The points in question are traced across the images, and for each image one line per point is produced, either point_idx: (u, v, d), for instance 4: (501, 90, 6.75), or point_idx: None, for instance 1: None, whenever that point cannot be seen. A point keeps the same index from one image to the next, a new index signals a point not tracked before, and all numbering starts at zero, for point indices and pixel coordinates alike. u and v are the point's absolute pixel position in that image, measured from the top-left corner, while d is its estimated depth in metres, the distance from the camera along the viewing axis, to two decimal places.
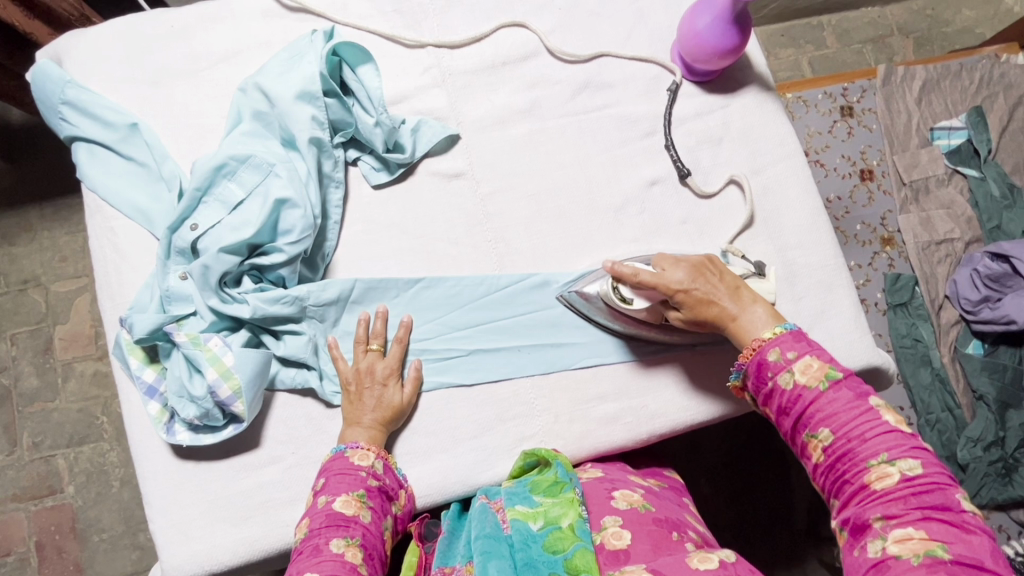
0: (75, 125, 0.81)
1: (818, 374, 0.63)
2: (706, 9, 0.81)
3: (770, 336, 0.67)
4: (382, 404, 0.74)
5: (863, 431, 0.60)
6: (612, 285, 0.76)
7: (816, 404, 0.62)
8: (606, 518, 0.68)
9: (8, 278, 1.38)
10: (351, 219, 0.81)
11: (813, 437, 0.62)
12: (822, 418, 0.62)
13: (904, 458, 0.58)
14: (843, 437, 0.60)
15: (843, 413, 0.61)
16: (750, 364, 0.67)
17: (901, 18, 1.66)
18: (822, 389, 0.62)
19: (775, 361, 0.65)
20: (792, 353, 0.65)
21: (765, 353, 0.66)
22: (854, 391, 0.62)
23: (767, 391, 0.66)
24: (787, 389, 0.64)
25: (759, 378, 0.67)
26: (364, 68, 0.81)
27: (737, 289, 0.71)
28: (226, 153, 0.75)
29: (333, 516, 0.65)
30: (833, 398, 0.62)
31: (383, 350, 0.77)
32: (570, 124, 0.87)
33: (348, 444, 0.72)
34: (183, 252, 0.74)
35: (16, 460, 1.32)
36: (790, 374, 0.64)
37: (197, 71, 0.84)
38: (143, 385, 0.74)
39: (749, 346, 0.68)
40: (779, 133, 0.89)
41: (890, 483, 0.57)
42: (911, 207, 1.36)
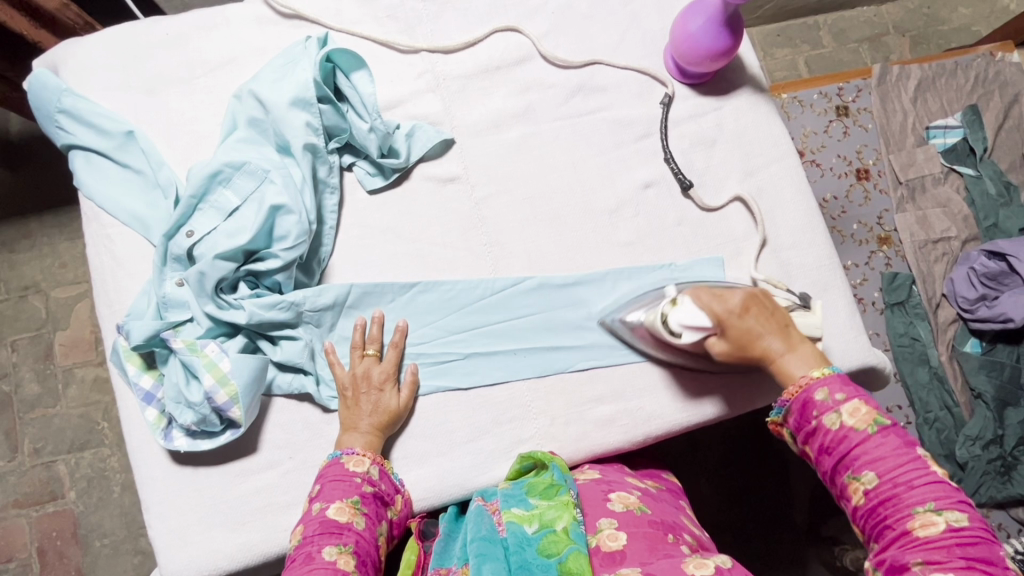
0: (72, 133, 0.81)
1: (866, 418, 0.62)
2: (698, 12, 0.81)
3: (817, 375, 0.66)
4: (378, 410, 0.74)
5: (910, 477, 0.59)
6: (663, 318, 0.74)
7: (861, 446, 0.61)
8: (602, 520, 0.69)
9: (9, 284, 1.38)
10: (347, 224, 0.82)
11: (855, 479, 0.61)
12: (867, 461, 0.60)
13: (950, 509, 0.57)
14: (889, 482, 0.59)
15: (890, 458, 0.60)
16: (794, 401, 0.66)
17: (897, 16, 1.67)
18: (870, 432, 0.61)
19: (822, 401, 0.64)
20: (841, 394, 0.64)
21: (812, 391, 0.65)
22: (901, 437, 0.61)
23: (811, 429, 0.65)
24: (833, 429, 0.63)
25: (803, 415, 0.65)
26: (359, 74, 0.82)
27: (786, 328, 0.71)
28: (221, 160, 0.75)
29: (326, 522, 0.66)
30: (880, 442, 0.61)
31: (379, 355, 0.77)
32: (564, 128, 0.88)
33: (344, 450, 0.72)
34: (179, 259, 0.75)
35: (17, 465, 1.32)
36: (837, 414, 0.63)
37: (192, 78, 0.84)
38: (141, 391, 0.74)
39: (794, 383, 0.67)
40: (773, 134, 0.90)
41: (934, 531, 0.56)
42: (908, 207, 1.36)
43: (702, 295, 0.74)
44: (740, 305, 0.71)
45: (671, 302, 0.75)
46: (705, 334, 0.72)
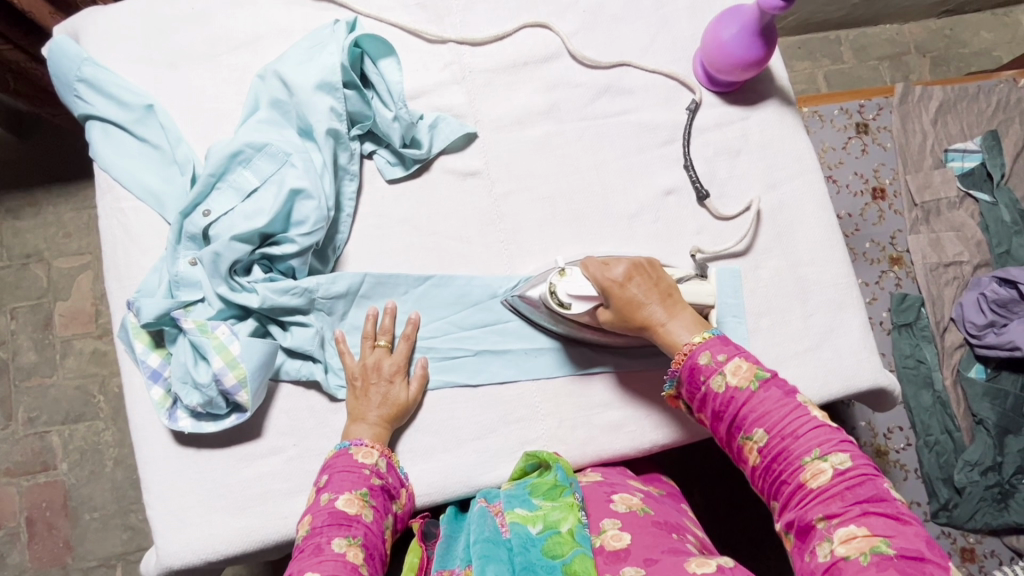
0: (90, 103, 0.80)
1: (747, 374, 0.62)
2: (732, 20, 0.80)
3: (699, 341, 0.65)
4: (387, 400, 0.74)
5: (794, 427, 0.59)
6: (551, 289, 0.74)
7: (748, 404, 0.61)
8: (606, 521, 0.68)
9: (11, 251, 1.37)
10: (364, 213, 0.81)
11: (749, 439, 0.61)
12: (755, 418, 0.60)
13: (834, 453, 0.57)
14: (777, 436, 0.59)
15: (774, 411, 0.60)
16: (682, 370, 0.65)
17: (918, 37, 1.66)
18: (752, 389, 0.61)
19: (706, 365, 0.63)
20: (723, 355, 0.63)
21: (696, 356, 0.64)
22: (782, 388, 0.61)
23: (701, 396, 0.64)
24: (721, 392, 0.62)
25: (691, 382, 0.65)
26: (386, 62, 0.81)
27: (669, 296, 0.69)
28: (243, 141, 0.74)
29: (336, 513, 0.65)
30: (763, 397, 0.61)
31: (390, 347, 0.77)
32: (588, 129, 0.87)
33: (352, 440, 0.71)
34: (194, 238, 0.74)
35: (10, 434, 1.31)
36: (721, 376, 0.63)
37: (215, 55, 0.83)
38: (148, 369, 0.73)
39: (680, 351, 0.66)
40: (798, 148, 0.89)
41: (824, 479, 0.56)
42: (922, 228, 1.35)
43: (589, 264, 0.71)
44: (622, 275, 0.69)
45: (561, 272, 0.75)
46: (592, 303, 0.73)
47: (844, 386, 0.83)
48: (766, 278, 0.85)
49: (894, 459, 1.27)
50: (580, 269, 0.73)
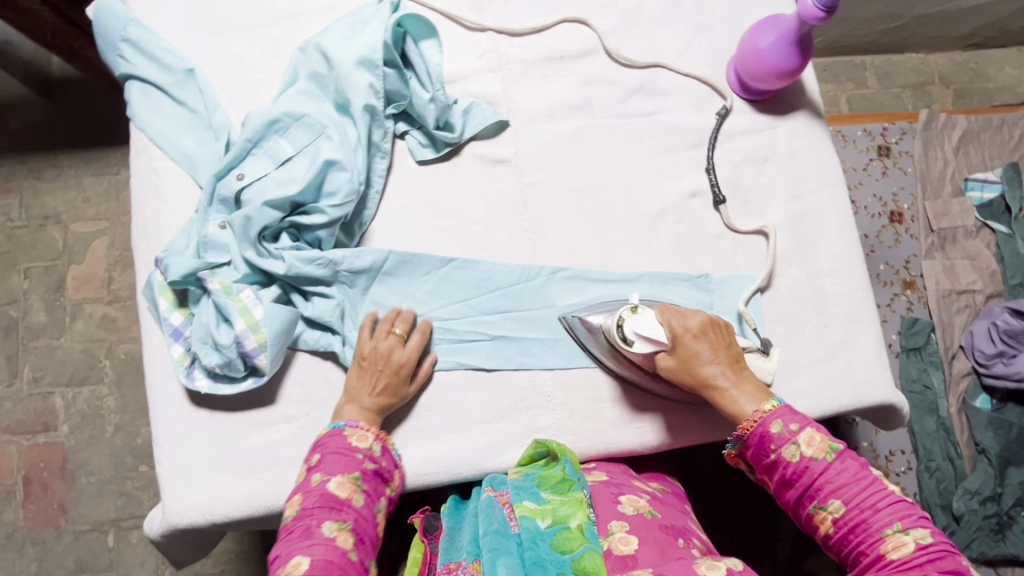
0: (132, 63, 0.81)
1: (822, 445, 0.65)
2: (770, 28, 0.82)
3: (769, 409, 0.69)
4: (388, 387, 0.74)
5: (873, 501, 0.62)
6: (620, 322, 0.77)
7: (824, 475, 0.64)
8: (613, 523, 0.68)
9: (30, 211, 1.38)
10: (392, 192, 0.82)
11: (823, 509, 0.64)
12: (831, 489, 0.63)
13: (916, 527, 0.60)
14: (855, 508, 0.62)
15: (850, 484, 0.63)
16: (750, 436, 0.69)
17: (943, 68, 1.67)
18: (828, 460, 0.64)
19: (777, 434, 0.67)
20: (794, 425, 0.67)
21: (768, 424, 0.68)
22: (856, 462, 0.65)
23: (771, 463, 0.67)
24: (793, 462, 0.65)
25: (761, 448, 0.68)
26: (427, 42, 0.82)
27: (736, 361, 0.73)
28: (282, 109, 0.75)
29: (327, 495, 0.65)
30: (840, 469, 0.64)
31: (404, 337, 0.76)
32: (618, 126, 0.88)
33: (347, 422, 0.71)
34: (226, 201, 0.75)
35: (14, 392, 1.32)
36: (795, 445, 0.66)
37: (257, 26, 0.84)
38: (169, 327, 0.74)
39: (747, 418, 0.69)
40: (824, 161, 0.90)
41: (905, 552, 0.59)
42: (937, 254, 1.36)
43: (666, 311, 0.75)
44: (696, 330, 0.74)
45: (631, 308, 0.77)
46: (655, 348, 0.74)
47: (855, 399, 0.83)
48: (784, 287, 0.85)
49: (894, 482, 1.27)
50: (653, 312, 0.76)
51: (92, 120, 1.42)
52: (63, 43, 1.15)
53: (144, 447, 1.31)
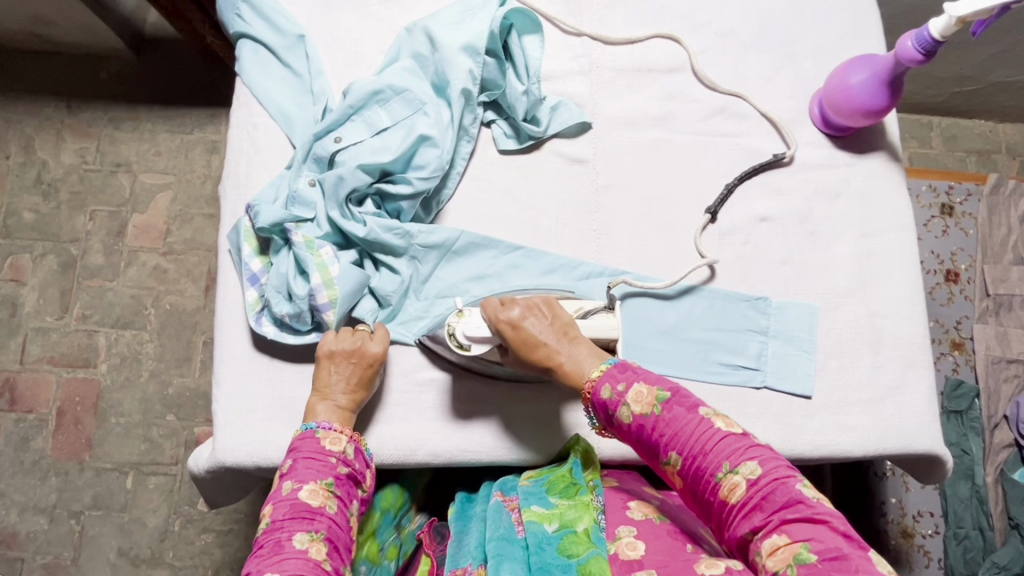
0: (247, 23, 0.86)
1: (648, 399, 0.65)
2: (863, 67, 0.83)
3: (597, 377, 0.68)
4: (359, 380, 0.74)
5: (702, 444, 0.61)
6: (450, 330, 0.75)
7: (657, 429, 0.64)
8: (622, 527, 0.68)
9: (104, 156, 1.45)
10: (472, 175, 0.85)
11: (667, 465, 0.63)
12: (666, 443, 0.63)
13: (744, 463, 0.59)
14: (688, 457, 0.62)
15: (680, 432, 0.62)
16: (594, 406, 0.68)
17: (1012, 137, 1.64)
18: (657, 413, 0.64)
19: (610, 398, 0.67)
20: (622, 384, 0.67)
21: (599, 390, 0.68)
22: (684, 406, 0.64)
23: (617, 426, 0.67)
24: (630, 422, 0.65)
25: (605, 414, 0.68)
26: (530, 38, 0.86)
27: (566, 334, 0.72)
28: (386, 82, 0.79)
29: (298, 506, 0.64)
30: (669, 419, 0.63)
31: (371, 332, 0.77)
32: (696, 144, 0.89)
33: (320, 423, 0.71)
34: (320, 160, 0.79)
35: (62, 325, 1.38)
36: (626, 405, 0.66)
37: (368, 3, 0.89)
38: (248, 272, 0.78)
39: (584, 389, 0.69)
40: (897, 204, 0.90)
41: (739, 492, 0.58)
42: (990, 319, 1.34)
43: (489, 302, 0.74)
44: (517, 316, 0.72)
45: (459, 313, 0.75)
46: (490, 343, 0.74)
47: (901, 444, 0.82)
48: (843, 322, 0.85)
49: (918, 544, 1.24)
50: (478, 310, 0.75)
51: (175, 77, 1.49)
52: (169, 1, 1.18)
53: (174, 397, 1.35)
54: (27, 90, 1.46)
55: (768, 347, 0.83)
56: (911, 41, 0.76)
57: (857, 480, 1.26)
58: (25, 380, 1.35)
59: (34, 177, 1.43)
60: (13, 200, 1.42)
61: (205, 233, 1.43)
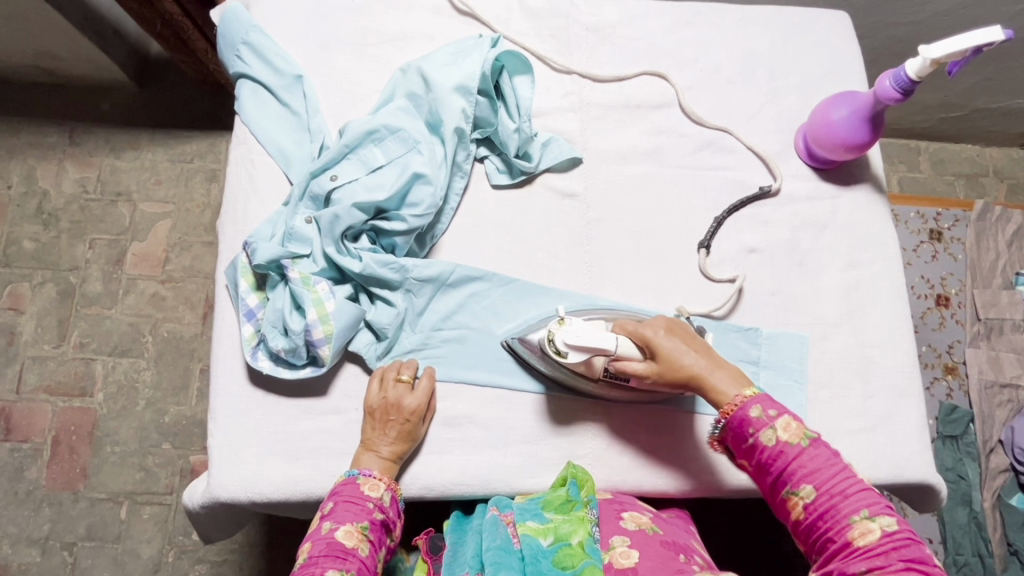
0: (247, 64, 0.89)
1: (797, 432, 0.66)
2: (844, 103, 0.86)
3: (748, 395, 0.69)
4: (401, 433, 0.75)
5: (844, 486, 0.63)
6: (550, 337, 0.74)
7: (798, 460, 0.65)
8: (615, 537, 0.70)
9: (105, 186, 1.47)
10: (465, 210, 0.86)
11: (795, 493, 0.65)
12: (803, 475, 0.64)
13: (882, 514, 0.61)
14: (825, 492, 0.63)
15: (822, 469, 0.64)
16: (731, 420, 0.69)
17: (999, 162, 1.67)
18: (803, 446, 0.65)
19: (756, 418, 0.67)
20: (773, 411, 0.68)
21: (747, 408, 0.68)
22: (830, 450, 0.66)
23: (750, 448, 0.68)
24: (769, 445, 0.66)
25: (740, 432, 0.68)
26: (521, 77, 0.88)
27: (707, 352, 0.74)
28: (381, 122, 0.82)
29: (334, 545, 0.67)
30: (814, 454, 0.65)
31: (411, 383, 0.78)
32: (684, 177, 0.91)
33: (362, 470, 0.73)
34: (317, 198, 0.81)
35: (59, 353, 1.38)
36: (772, 430, 0.67)
37: (363, 45, 0.91)
38: (244, 308, 0.79)
39: (728, 402, 0.70)
40: (882, 234, 0.92)
41: (872, 538, 0.60)
42: (981, 343, 1.35)
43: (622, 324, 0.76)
44: (662, 331, 0.74)
45: (561, 323, 0.75)
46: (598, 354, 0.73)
47: (894, 474, 0.82)
48: (833, 351, 0.86)
49: None
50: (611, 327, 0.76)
51: (175, 108, 1.51)
52: (170, 30, 1.22)
53: (170, 425, 1.35)
54: (31, 122, 1.49)
55: (759, 377, 0.85)
56: (889, 80, 0.78)
57: None
58: (21, 410, 1.35)
59: (35, 207, 1.45)
60: (13, 229, 1.44)
61: (203, 261, 1.44)
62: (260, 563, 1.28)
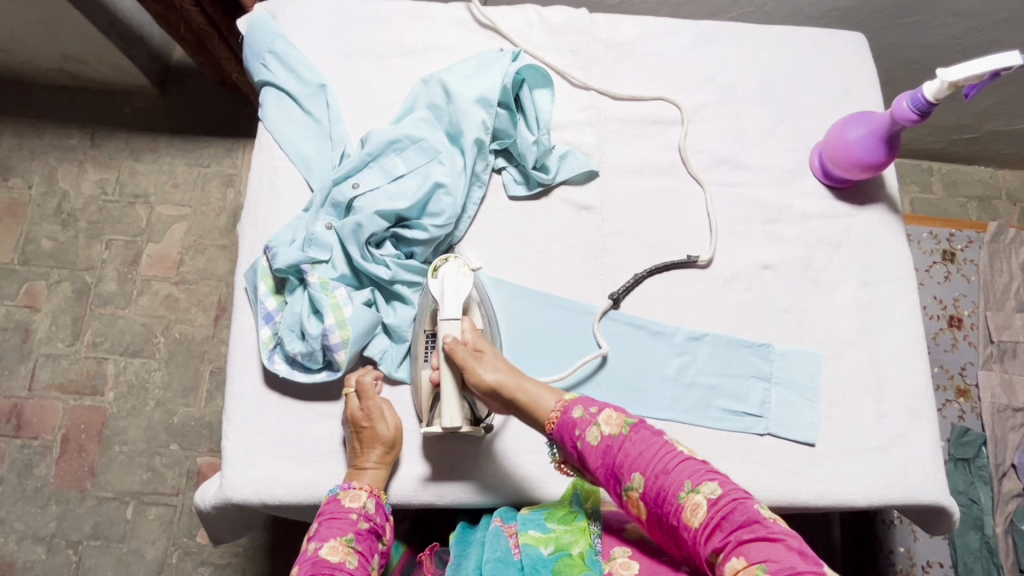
0: (271, 72, 0.90)
1: (617, 422, 0.65)
2: (860, 123, 0.87)
3: (568, 401, 0.69)
4: (363, 439, 0.75)
5: (666, 464, 0.61)
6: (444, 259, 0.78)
7: (622, 450, 0.63)
8: (616, 548, 0.68)
9: (123, 188, 1.49)
10: (482, 220, 0.87)
11: (630, 489, 0.62)
12: (629, 465, 0.63)
13: (705, 483, 0.59)
14: (651, 477, 0.61)
15: (644, 453, 0.63)
16: (557, 430, 0.68)
17: (1012, 185, 1.67)
18: (624, 435, 0.64)
19: (579, 418, 0.67)
20: (594, 407, 0.67)
21: (569, 412, 0.68)
22: (650, 431, 0.65)
23: (581, 453, 0.66)
24: (596, 444, 0.65)
25: (569, 439, 0.67)
26: (541, 92, 0.90)
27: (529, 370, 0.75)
28: (403, 132, 0.83)
29: (319, 563, 0.66)
30: (634, 440, 0.64)
31: (363, 391, 0.78)
32: (700, 192, 0.92)
33: (341, 484, 0.75)
34: (338, 205, 0.82)
35: (73, 352, 1.40)
36: (595, 427, 0.66)
37: (386, 56, 0.93)
38: (263, 310, 0.80)
39: (550, 413, 0.69)
40: (897, 254, 0.92)
41: (700, 512, 0.57)
42: (994, 366, 1.35)
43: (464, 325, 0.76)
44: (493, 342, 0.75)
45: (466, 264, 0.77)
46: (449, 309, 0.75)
47: (906, 495, 0.82)
48: (846, 369, 0.86)
49: None
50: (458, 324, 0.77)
51: (195, 113, 1.54)
52: (192, 32, 1.23)
53: (179, 426, 1.36)
54: (53, 123, 1.52)
55: (771, 393, 0.84)
56: (906, 101, 0.79)
57: (864, 527, 1.25)
58: (32, 407, 1.37)
59: (54, 207, 1.48)
60: (32, 228, 1.46)
61: (217, 264, 1.46)
62: (264, 567, 1.28)
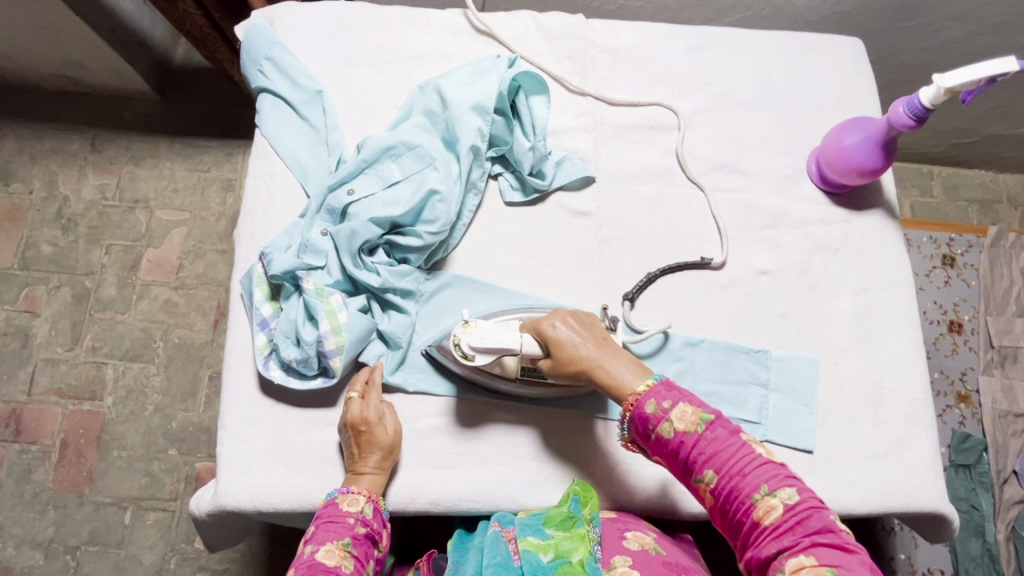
0: (268, 79, 0.90)
1: (693, 417, 0.64)
2: (857, 128, 0.87)
3: (643, 389, 0.67)
4: (361, 444, 0.74)
5: (742, 466, 0.61)
6: (456, 342, 0.74)
7: (697, 447, 0.63)
8: (617, 557, 0.69)
9: (123, 193, 1.50)
10: (478, 226, 0.87)
11: (701, 481, 0.63)
12: (706, 461, 0.63)
13: (782, 488, 0.59)
14: (725, 475, 0.62)
15: (722, 452, 0.62)
16: (632, 418, 0.67)
17: (1013, 189, 1.66)
18: (700, 432, 0.63)
19: (653, 413, 0.65)
20: (668, 401, 0.65)
21: (643, 404, 0.66)
22: (727, 428, 0.64)
23: (653, 443, 0.66)
24: (670, 438, 0.64)
25: (644, 430, 0.66)
26: (537, 98, 0.90)
27: (604, 340, 0.73)
28: (398, 139, 0.83)
29: (314, 566, 0.68)
30: (710, 439, 0.63)
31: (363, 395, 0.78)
32: (698, 198, 0.92)
33: (338, 488, 0.74)
34: (334, 212, 0.82)
35: (72, 357, 1.40)
36: (669, 422, 0.65)
37: (383, 62, 0.93)
38: (258, 317, 0.80)
39: (626, 398, 0.68)
40: (895, 260, 0.91)
41: (775, 515, 0.58)
42: (995, 371, 1.34)
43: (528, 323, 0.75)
44: (558, 325, 0.73)
45: (464, 324, 0.75)
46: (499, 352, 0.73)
47: (905, 503, 0.81)
48: (844, 375, 0.86)
49: None
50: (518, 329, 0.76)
51: (194, 117, 1.54)
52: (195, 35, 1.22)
53: (177, 431, 1.36)
54: (54, 129, 1.52)
55: (768, 400, 0.84)
56: (903, 107, 0.79)
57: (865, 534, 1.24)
58: (31, 412, 1.36)
59: (55, 212, 1.48)
60: (33, 233, 1.47)
61: (216, 269, 1.46)
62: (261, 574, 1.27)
